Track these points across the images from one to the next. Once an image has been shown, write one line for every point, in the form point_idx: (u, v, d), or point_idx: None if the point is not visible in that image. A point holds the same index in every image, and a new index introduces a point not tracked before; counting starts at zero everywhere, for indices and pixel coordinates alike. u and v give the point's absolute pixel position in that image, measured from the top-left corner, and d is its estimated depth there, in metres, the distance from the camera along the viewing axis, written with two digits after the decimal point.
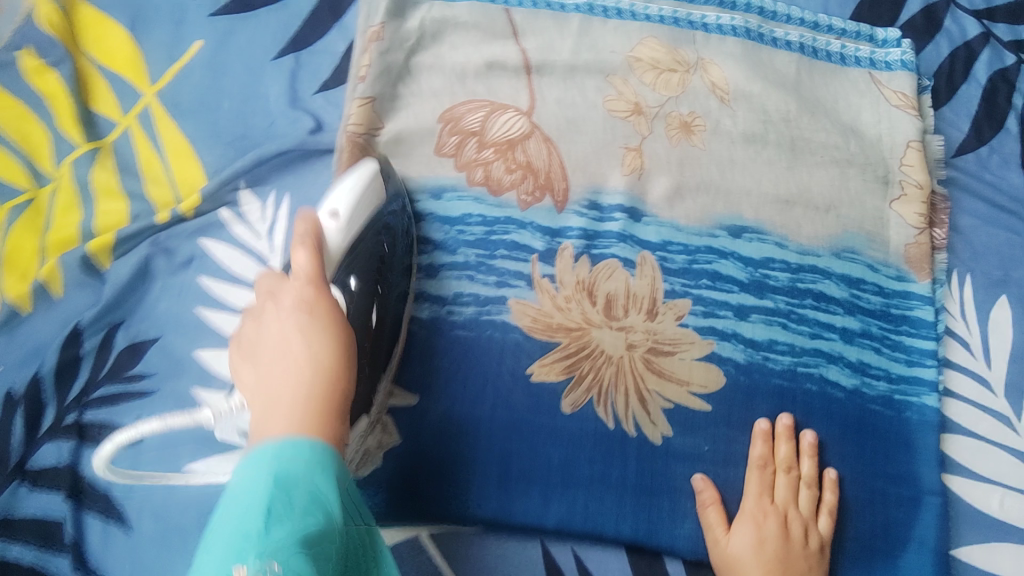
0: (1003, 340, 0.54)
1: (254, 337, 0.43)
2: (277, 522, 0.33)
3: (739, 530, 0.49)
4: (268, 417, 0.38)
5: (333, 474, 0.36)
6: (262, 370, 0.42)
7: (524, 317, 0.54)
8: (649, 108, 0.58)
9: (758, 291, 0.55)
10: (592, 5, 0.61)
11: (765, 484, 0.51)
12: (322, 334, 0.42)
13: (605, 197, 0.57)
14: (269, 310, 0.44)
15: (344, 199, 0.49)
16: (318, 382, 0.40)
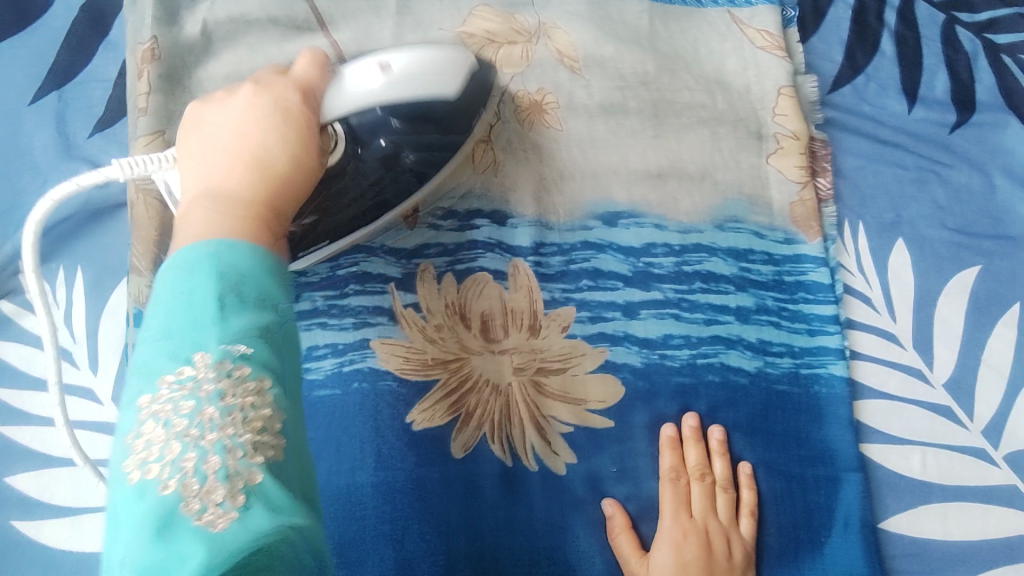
0: (903, 289, 0.51)
1: (207, 116, 0.38)
2: (233, 312, 0.29)
3: (658, 554, 0.44)
4: (207, 158, 0.36)
5: (275, 276, 0.32)
6: (207, 140, 0.37)
7: (393, 358, 0.47)
8: (491, 90, 0.50)
9: (643, 283, 0.49)
10: None
11: (679, 498, 0.46)
12: (286, 144, 0.37)
13: (462, 202, 0.50)
14: (239, 92, 0.38)
15: (409, 57, 0.43)
16: (260, 191, 0.34)
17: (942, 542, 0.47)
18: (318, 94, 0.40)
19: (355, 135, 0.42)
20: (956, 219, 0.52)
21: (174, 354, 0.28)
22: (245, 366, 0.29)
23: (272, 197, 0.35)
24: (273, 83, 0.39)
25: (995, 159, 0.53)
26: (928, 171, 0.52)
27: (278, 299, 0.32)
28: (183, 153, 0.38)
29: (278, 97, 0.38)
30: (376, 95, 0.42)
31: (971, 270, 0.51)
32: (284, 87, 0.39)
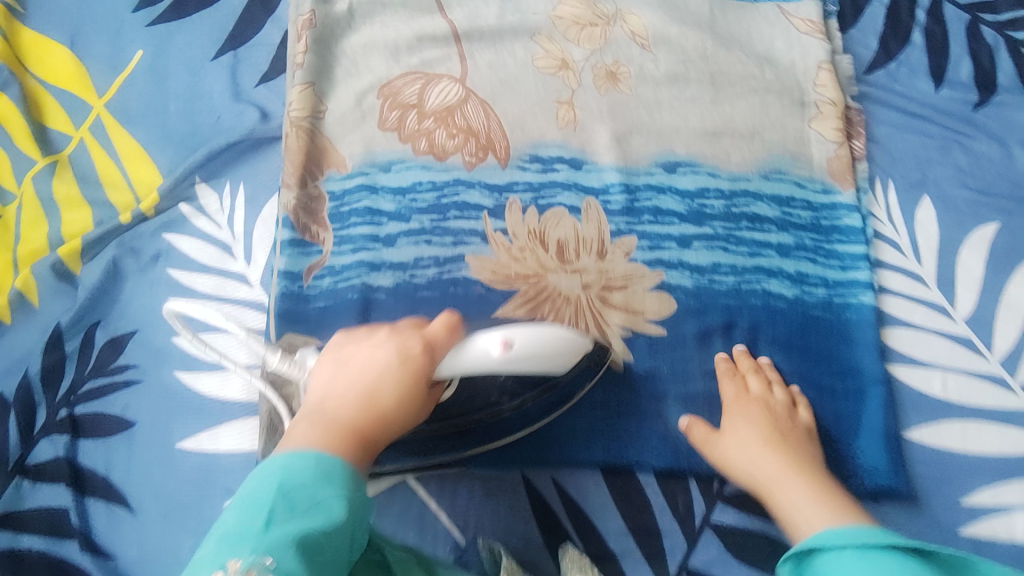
0: (929, 238, 0.58)
1: (352, 351, 0.48)
2: (277, 523, 0.36)
3: (727, 429, 0.52)
4: (335, 385, 0.46)
5: (341, 484, 0.39)
6: (343, 364, 0.48)
7: (483, 271, 0.57)
8: (576, 62, 0.61)
9: (697, 220, 0.58)
10: None
11: (739, 388, 0.54)
12: (396, 387, 0.46)
13: (544, 150, 0.59)
14: (379, 338, 0.49)
15: (528, 333, 0.48)
16: (366, 426, 0.44)
17: (959, 453, 0.54)
18: (443, 354, 0.47)
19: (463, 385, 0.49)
20: (978, 181, 0.59)
21: (215, 560, 0.35)
22: None
23: (369, 427, 0.44)
24: (405, 333, 0.48)
25: (1016, 134, 0.60)
26: (953, 140, 0.60)
27: (333, 510, 0.37)
28: (328, 357, 0.48)
29: (405, 342, 0.48)
30: (490, 363, 0.47)
31: (992, 225, 0.58)
32: (411, 333, 0.48)
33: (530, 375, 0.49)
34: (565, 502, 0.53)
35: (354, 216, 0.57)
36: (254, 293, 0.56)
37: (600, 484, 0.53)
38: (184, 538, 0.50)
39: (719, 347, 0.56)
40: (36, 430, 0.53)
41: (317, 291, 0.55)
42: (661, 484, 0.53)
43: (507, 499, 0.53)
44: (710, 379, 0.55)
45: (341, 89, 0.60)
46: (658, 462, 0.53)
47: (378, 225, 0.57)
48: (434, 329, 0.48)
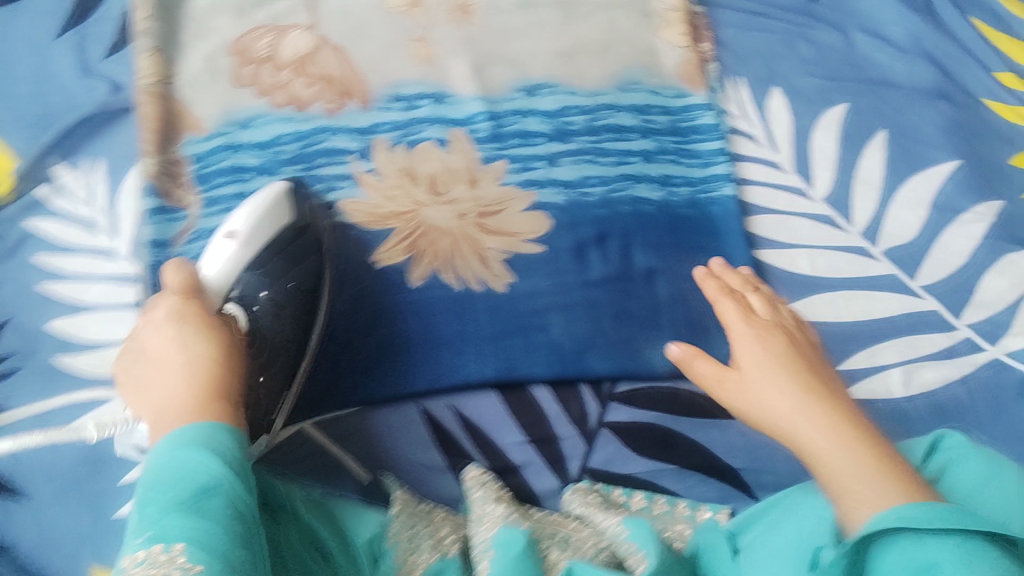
0: (783, 126, 0.60)
1: (136, 354, 0.48)
2: (151, 506, 0.37)
3: (743, 368, 0.50)
4: (147, 402, 0.45)
5: (202, 444, 0.40)
6: (143, 379, 0.46)
7: (357, 214, 0.57)
8: (425, 0, 0.62)
9: (562, 137, 0.60)
10: None
11: (739, 309, 0.53)
12: (197, 336, 0.47)
13: (405, 88, 0.60)
14: (146, 322, 0.48)
15: (243, 218, 0.53)
16: (217, 374, 0.46)
17: (831, 324, 0.56)
18: (198, 291, 0.49)
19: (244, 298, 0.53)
20: (824, 70, 0.62)
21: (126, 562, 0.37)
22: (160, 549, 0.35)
23: (210, 379, 0.45)
24: (166, 300, 0.49)
25: (851, 21, 0.63)
26: (796, 33, 0.62)
27: (200, 466, 0.39)
28: (126, 384, 0.47)
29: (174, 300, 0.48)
30: (235, 262, 0.51)
31: (840, 108, 0.61)
32: (174, 292, 0.49)
33: (269, 253, 0.54)
34: (465, 427, 0.53)
35: (218, 176, 0.57)
36: (122, 266, 0.55)
37: (498, 405, 0.54)
38: (81, 515, 0.49)
39: (595, 255, 0.58)
40: None
41: (189, 254, 0.55)
42: (556, 393, 0.54)
43: (409, 432, 0.53)
44: (589, 288, 0.57)
45: (190, 53, 0.59)
46: (547, 373, 0.55)
47: (244, 181, 0.57)
48: (171, 281, 0.49)
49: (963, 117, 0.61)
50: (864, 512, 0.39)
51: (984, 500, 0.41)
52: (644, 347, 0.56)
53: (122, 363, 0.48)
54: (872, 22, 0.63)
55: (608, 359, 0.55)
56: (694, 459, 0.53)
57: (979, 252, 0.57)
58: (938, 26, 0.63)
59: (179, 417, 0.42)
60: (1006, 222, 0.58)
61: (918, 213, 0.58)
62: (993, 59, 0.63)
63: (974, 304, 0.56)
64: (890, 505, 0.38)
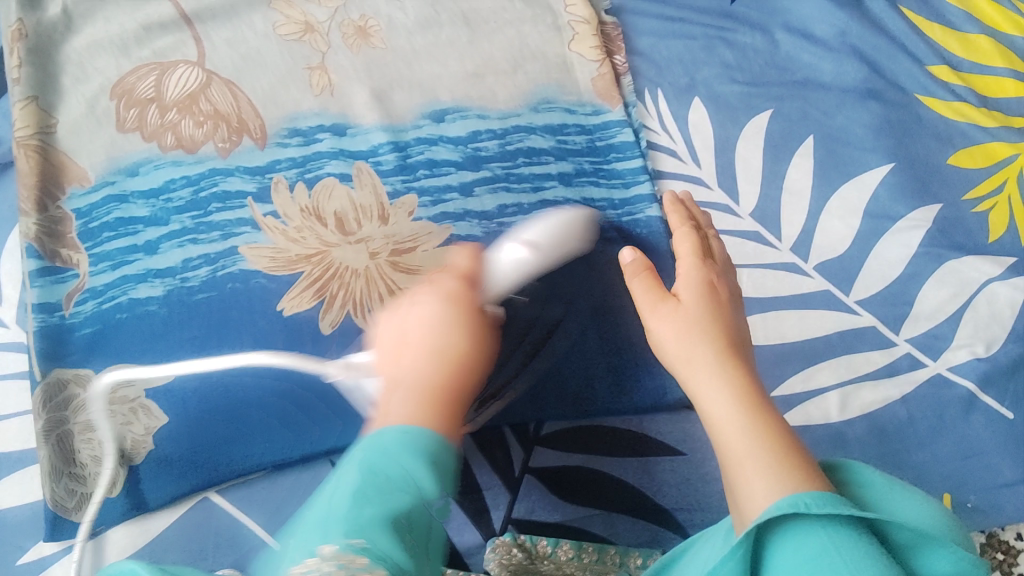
0: (704, 138, 0.57)
1: (405, 310, 0.45)
2: (365, 501, 0.33)
3: (684, 299, 0.41)
4: (399, 367, 0.41)
5: (423, 451, 0.35)
6: (394, 351, 0.43)
7: (261, 259, 0.53)
8: (321, 24, 0.58)
9: (474, 165, 0.56)
10: None
11: (695, 250, 0.44)
12: (463, 333, 0.43)
13: (303, 121, 0.56)
14: (421, 294, 0.45)
15: (541, 228, 0.49)
16: (436, 375, 0.40)
17: (764, 346, 0.53)
18: (475, 279, 0.46)
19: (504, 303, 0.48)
20: (745, 74, 0.58)
21: (304, 547, 0.32)
22: (363, 557, 0.31)
23: (454, 360, 0.41)
24: (440, 278, 0.46)
25: (774, 19, 0.60)
26: (715, 38, 0.59)
27: (409, 469, 0.34)
28: (384, 340, 0.44)
29: (444, 289, 0.44)
30: (528, 268, 0.48)
31: (765, 114, 0.58)
32: (445, 279, 0.46)
33: (554, 263, 0.50)
34: None
35: (106, 230, 0.53)
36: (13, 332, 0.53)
37: None
38: None
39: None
40: None
41: (80, 316, 0.51)
42: (479, 441, 0.51)
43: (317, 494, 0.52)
44: None
45: (71, 97, 0.55)
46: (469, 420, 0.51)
47: (136, 234, 0.53)
48: (455, 261, 0.47)
49: (896, 115, 0.58)
50: (752, 495, 0.33)
51: (899, 507, 0.34)
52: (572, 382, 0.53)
53: (389, 325, 0.45)
54: (797, 19, 0.60)
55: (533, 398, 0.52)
56: (624, 502, 0.50)
57: (914, 262, 0.55)
58: (868, 18, 0.60)
59: (402, 403, 0.38)
60: (943, 227, 0.55)
61: (851, 222, 0.55)
62: (925, 51, 0.59)
63: (912, 318, 0.54)
64: (790, 491, 0.33)
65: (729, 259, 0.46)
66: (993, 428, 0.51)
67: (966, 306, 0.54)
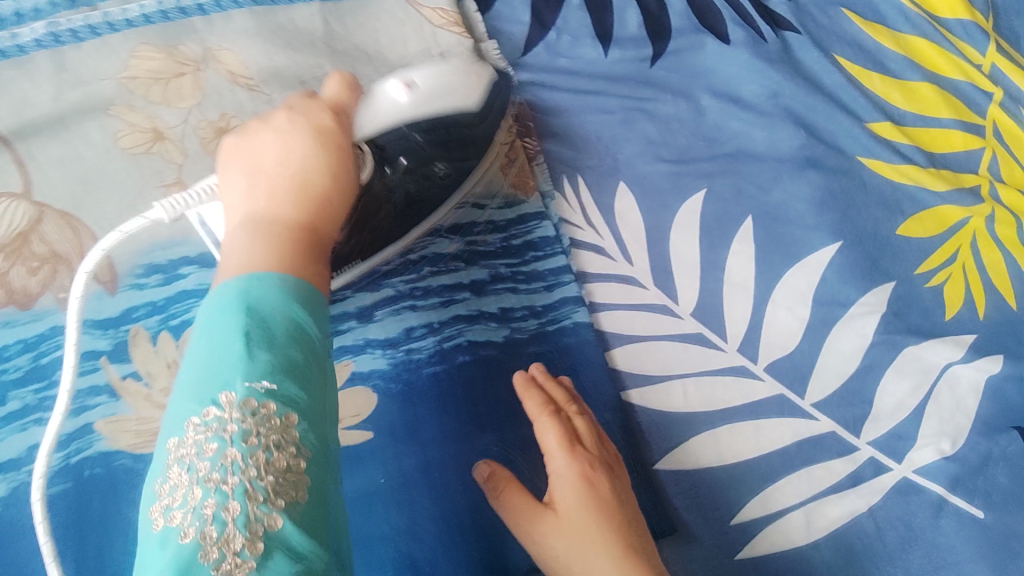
0: (634, 229, 0.51)
1: (254, 127, 0.39)
2: (259, 347, 0.30)
3: (559, 510, 0.39)
4: (584, 542, 0.38)
5: (314, 305, 0.33)
6: (558, 540, 0.39)
7: (123, 434, 0.44)
8: (171, 129, 0.49)
9: (372, 283, 0.48)
10: (57, 33, 0.49)
11: (564, 440, 0.42)
12: (328, 169, 0.38)
13: (161, 255, 0.48)
14: (280, 112, 0.40)
15: (428, 75, 0.46)
16: (293, 212, 0.36)
17: (716, 468, 0.48)
18: (553, 409, 0.43)
19: (382, 152, 0.44)
20: (672, 150, 0.52)
21: (199, 396, 0.29)
22: (272, 401, 0.29)
23: (316, 198, 0.37)
24: (300, 103, 0.41)
25: (698, 82, 0.53)
26: (634, 110, 0.52)
27: (304, 320, 0.31)
28: (510, 508, 0.40)
29: (315, 121, 0.40)
30: (403, 112, 0.44)
31: (697, 195, 0.51)
32: (313, 107, 0.41)
33: (438, 126, 0.46)
34: None
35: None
36: None
37: None
38: None
39: (432, 428, 0.47)
40: None
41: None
42: None
43: None
44: (433, 471, 0.46)
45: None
46: None
47: None
48: (326, 91, 0.43)
49: (839, 183, 0.52)
50: None
51: None
52: (509, 534, 0.46)
53: (230, 142, 0.39)
54: (723, 80, 0.53)
55: (465, 565, 0.45)
56: None
57: (870, 353, 0.50)
58: (801, 74, 0.54)
59: (276, 245, 0.34)
60: (897, 309, 0.51)
61: (800, 313, 0.50)
62: (864, 105, 0.54)
63: (872, 418, 0.49)
64: None
65: (598, 429, 0.44)
66: (966, 533, 0.47)
67: (928, 398, 0.49)
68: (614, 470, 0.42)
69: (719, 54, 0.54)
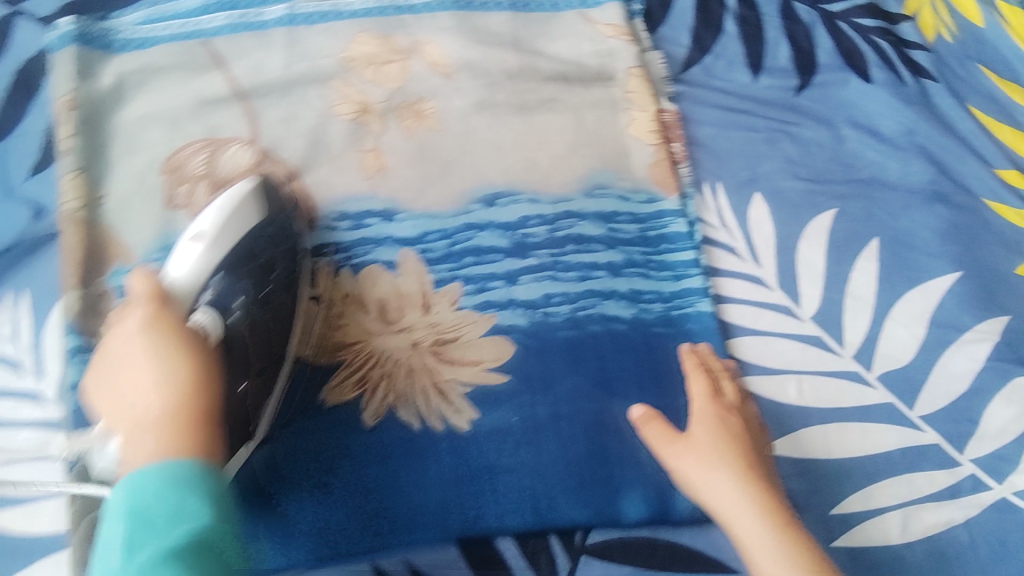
0: (765, 235, 0.56)
1: (108, 359, 0.44)
2: (139, 548, 0.35)
3: (691, 438, 0.48)
4: (706, 462, 0.47)
5: (196, 490, 0.37)
6: (687, 461, 0.47)
7: (302, 346, 0.53)
8: (377, 104, 0.58)
9: (521, 252, 0.55)
10: (295, 15, 0.60)
11: (707, 391, 0.50)
12: (171, 350, 0.43)
13: (352, 206, 0.55)
14: (117, 332, 0.45)
15: (209, 218, 0.51)
16: (159, 403, 0.40)
17: (823, 459, 0.51)
18: (707, 367, 0.51)
19: (219, 307, 0.48)
20: (809, 170, 0.57)
21: None
22: None
23: (181, 393, 0.41)
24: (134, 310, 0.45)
25: (841, 113, 0.59)
26: (779, 131, 0.58)
27: (183, 509, 0.36)
28: (654, 437, 0.49)
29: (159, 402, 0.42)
30: (204, 263, 0.49)
31: (829, 213, 0.56)
32: (143, 301, 0.46)
33: (242, 254, 0.51)
34: None
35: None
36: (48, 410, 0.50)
37: (456, 558, 0.50)
38: None
39: (561, 384, 0.52)
40: None
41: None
42: (521, 544, 0.50)
43: None
44: (560, 420, 0.52)
45: (120, 171, 0.54)
46: (514, 523, 0.50)
47: None
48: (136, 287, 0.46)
49: (963, 219, 0.56)
50: None
51: None
52: (621, 486, 0.51)
53: (96, 374, 0.45)
54: (864, 114, 0.59)
55: (582, 505, 0.50)
56: None
57: (980, 377, 0.53)
58: (936, 117, 0.59)
59: (152, 438, 0.39)
60: (1011, 340, 0.54)
61: (916, 331, 0.54)
62: (994, 153, 0.58)
63: (977, 436, 0.52)
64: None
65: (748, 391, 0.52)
66: None
67: None
68: (750, 422, 0.50)
69: (862, 91, 0.59)
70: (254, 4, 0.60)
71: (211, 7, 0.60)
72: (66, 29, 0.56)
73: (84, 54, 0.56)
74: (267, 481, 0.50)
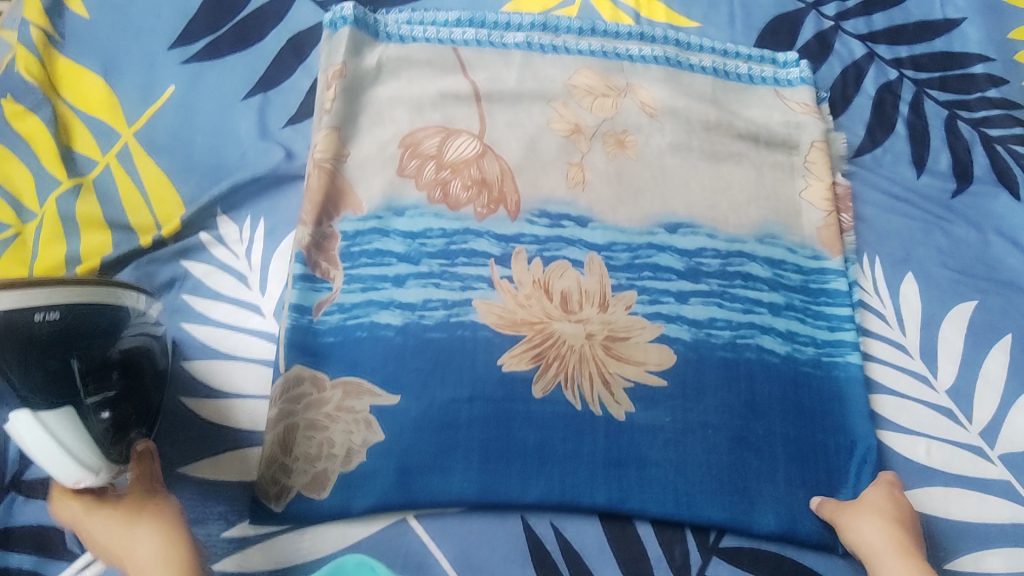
0: (912, 310, 0.62)
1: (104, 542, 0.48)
2: None
3: (863, 510, 0.53)
4: (874, 526, 0.52)
5: None
6: (859, 527, 0.53)
7: (490, 315, 0.57)
8: (588, 128, 0.66)
9: (694, 276, 0.61)
10: (530, 42, 0.69)
11: (887, 481, 0.55)
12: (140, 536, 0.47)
13: (552, 207, 0.62)
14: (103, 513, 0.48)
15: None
16: None
17: (941, 519, 0.55)
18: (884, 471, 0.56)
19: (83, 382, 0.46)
20: (957, 263, 0.64)
21: None
22: None
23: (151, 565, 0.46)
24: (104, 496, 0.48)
25: (989, 222, 0.66)
26: (934, 224, 0.65)
27: None
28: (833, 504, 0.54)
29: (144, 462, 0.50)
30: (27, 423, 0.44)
31: (971, 303, 0.62)
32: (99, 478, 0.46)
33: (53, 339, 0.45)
34: (563, 547, 0.52)
35: (363, 256, 0.58)
36: (267, 322, 0.57)
37: (598, 530, 0.53)
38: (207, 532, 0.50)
39: (713, 397, 0.57)
40: (25, 476, 0.51)
41: (325, 325, 0.56)
42: (658, 532, 0.53)
43: (506, 543, 0.52)
44: (708, 429, 0.56)
45: (365, 136, 0.63)
46: (654, 510, 0.53)
47: (386, 266, 0.58)
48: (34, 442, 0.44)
49: None
50: None
51: None
52: (756, 500, 0.54)
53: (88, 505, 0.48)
54: (1011, 226, 0.65)
55: (721, 507, 0.54)
56: None
57: None
58: None
59: None
60: None
61: None
62: None
63: None
64: None
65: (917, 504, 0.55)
66: None
67: None
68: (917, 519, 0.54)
69: (1010, 206, 0.66)
70: (498, 26, 0.69)
71: (461, 22, 0.69)
72: (346, 11, 0.66)
73: (356, 34, 0.65)
74: (439, 425, 0.54)
